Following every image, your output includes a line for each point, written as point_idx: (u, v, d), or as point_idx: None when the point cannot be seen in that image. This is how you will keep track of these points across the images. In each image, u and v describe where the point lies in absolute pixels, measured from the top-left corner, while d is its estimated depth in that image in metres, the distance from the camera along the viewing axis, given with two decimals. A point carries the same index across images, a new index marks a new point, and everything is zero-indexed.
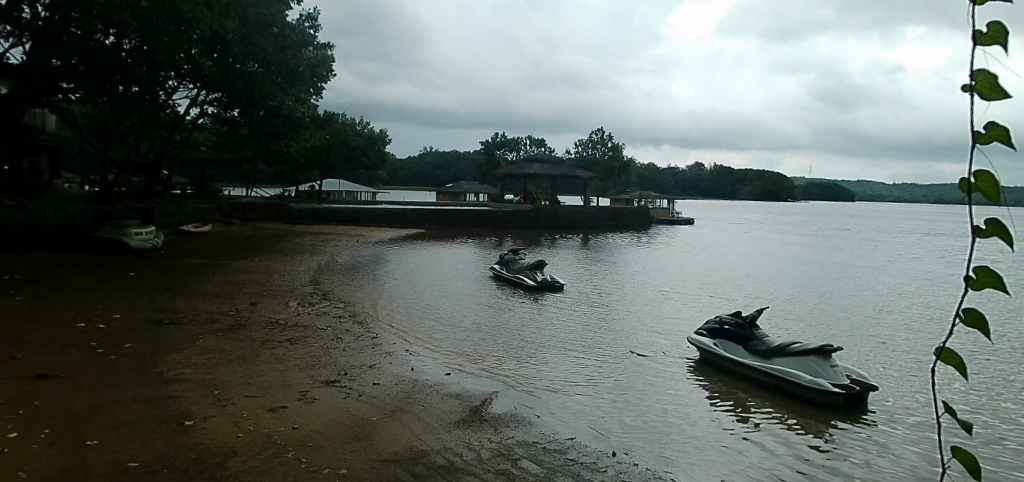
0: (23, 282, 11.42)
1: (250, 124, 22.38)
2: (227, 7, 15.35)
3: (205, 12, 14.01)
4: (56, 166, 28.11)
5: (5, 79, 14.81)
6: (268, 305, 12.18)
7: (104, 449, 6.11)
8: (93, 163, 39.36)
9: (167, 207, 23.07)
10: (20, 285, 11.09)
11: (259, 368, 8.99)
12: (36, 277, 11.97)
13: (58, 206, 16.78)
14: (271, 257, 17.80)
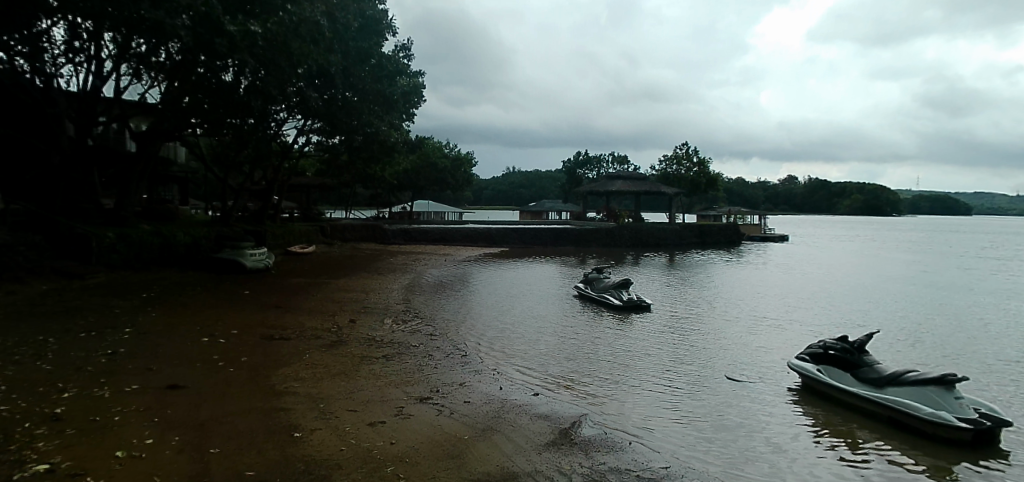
0: (161, 299, 12.70)
1: (348, 150, 23.79)
2: (331, 42, 16.51)
3: (311, 48, 15.07)
4: (185, 194, 31.28)
5: (145, 117, 16.68)
6: (366, 321, 12.76)
7: (225, 457, 6.56)
8: (213, 191, 43.47)
9: (277, 229, 24.94)
10: (158, 302, 12.33)
11: (358, 383, 9.38)
12: (170, 294, 13.27)
13: (186, 231, 18.58)
14: (368, 276, 18.71)
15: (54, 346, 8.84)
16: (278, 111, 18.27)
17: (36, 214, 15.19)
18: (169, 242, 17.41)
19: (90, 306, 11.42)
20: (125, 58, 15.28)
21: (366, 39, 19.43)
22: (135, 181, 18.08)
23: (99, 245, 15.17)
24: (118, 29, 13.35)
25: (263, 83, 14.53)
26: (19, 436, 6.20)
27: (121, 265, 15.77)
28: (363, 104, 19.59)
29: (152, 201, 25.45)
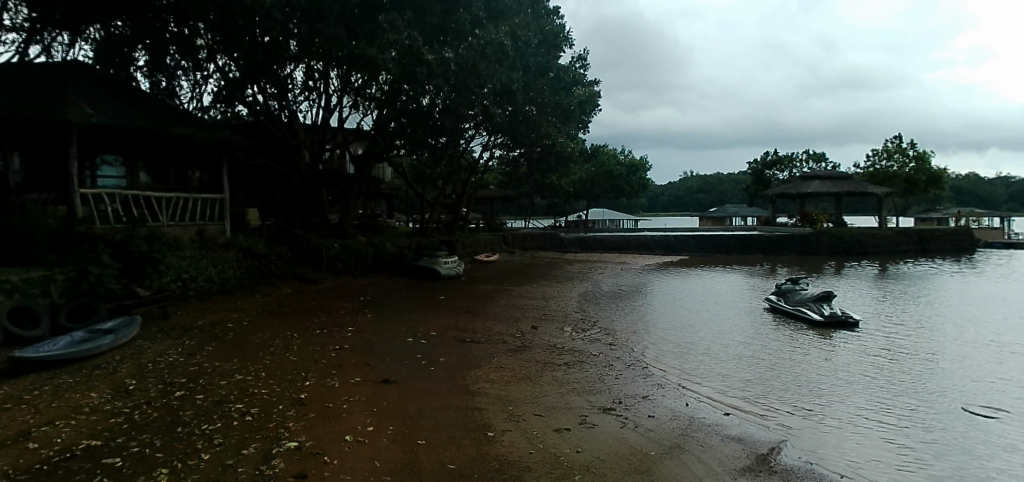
0: (374, 302, 14.41)
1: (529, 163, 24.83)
2: (514, 60, 17.50)
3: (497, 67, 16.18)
4: (391, 209, 35.36)
5: (360, 141, 19.13)
6: (547, 328, 13.06)
7: (430, 449, 7.12)
8: (410, 205, 48.33)
9: (466, 239, 26.93)
10: (372, 305, 14.02)
11: (543, 389, 9.60)
12: (382, 298, 15.02)
13: (394, 241, 20.95)
14: (547, 284, 19.29)
15: (296, 341, 10.45)
16: (467, 130, 19.70)
17: (282, 228, 18.20)
18: (380, 251, 19.74)
19: (322, 307, 13.33)
20: (345, 92, 17.68)
21: (546, 54, 20.28)
22: (354, 198, 20.78)
23: (327, 254, 17.66)
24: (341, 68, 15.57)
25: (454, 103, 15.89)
26: (276, 415, 7.40)
27: (345, 272, 18.17)
28: (541, 116, 20.32)
29: (362, 215, 29.02)
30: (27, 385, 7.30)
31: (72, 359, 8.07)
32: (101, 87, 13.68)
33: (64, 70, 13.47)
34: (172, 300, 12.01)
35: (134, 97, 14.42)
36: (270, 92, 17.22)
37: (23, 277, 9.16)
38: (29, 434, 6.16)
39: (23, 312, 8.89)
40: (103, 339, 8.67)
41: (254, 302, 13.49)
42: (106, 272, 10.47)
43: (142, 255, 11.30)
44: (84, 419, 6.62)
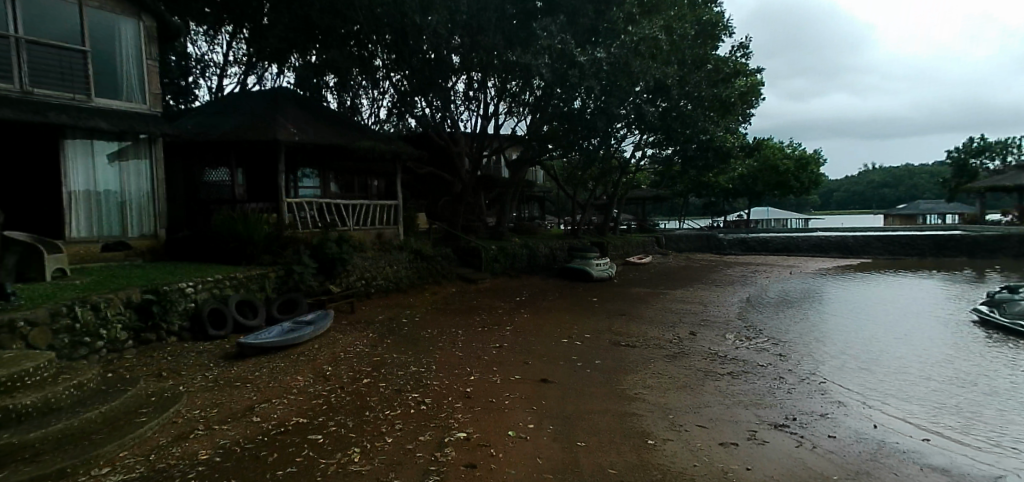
0: (530, 302, 14.84)
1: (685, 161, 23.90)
2: (666, 55, 17.82)
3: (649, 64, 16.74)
4: (543, 211, 36.24)
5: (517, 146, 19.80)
6: (707, 335, 12.43)
7: (590, 451, 7.09)
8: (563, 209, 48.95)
9: (617, 241, 26.67)
10: (528, 305, 14.44)
11: (705, 398, 9.12)
12: (537, 298, 15.41)
13: (546, 244, 21.41)
14: (706, 287, 18.39)
15: (461, 337, 11.09)
16: (620, 130, 19.37)
17: (445, 230, 19.40)
18: (533, 253, 20.30)
19: (482, 306, 14.02)
20: (500, 98, 18.38)
21: (702, 46, 20.02)
22: (510, 201, 21.53)
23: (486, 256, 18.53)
24: (499, 78, 16.89)
25: (605, 106, 16.36)
26: (446, 406, 7.89)
27: (502, 272, 18.86)
28: (697, 111, 19.51)
29: (515, 218, 29.96)
30: (252, 367, 8.57)
31: (284, 346, 9.31)
32: (298, 107, 15.69)
33: (271, 95, 15.69)
34: (357, 296, 13.41)
35: (323, 115, 16.31)
36: (435, 104, 18.23)
37: (246, 275, 10.83)
38: (254, 408, 7.20)
39: (245, 304, 10.46)
40: (306, 330, 9.89)
41: (425, 300, 14.56)
42: (307, 270, 11.99)
43: (334, 256, 12.71)
44: (294, 399, 7.60)
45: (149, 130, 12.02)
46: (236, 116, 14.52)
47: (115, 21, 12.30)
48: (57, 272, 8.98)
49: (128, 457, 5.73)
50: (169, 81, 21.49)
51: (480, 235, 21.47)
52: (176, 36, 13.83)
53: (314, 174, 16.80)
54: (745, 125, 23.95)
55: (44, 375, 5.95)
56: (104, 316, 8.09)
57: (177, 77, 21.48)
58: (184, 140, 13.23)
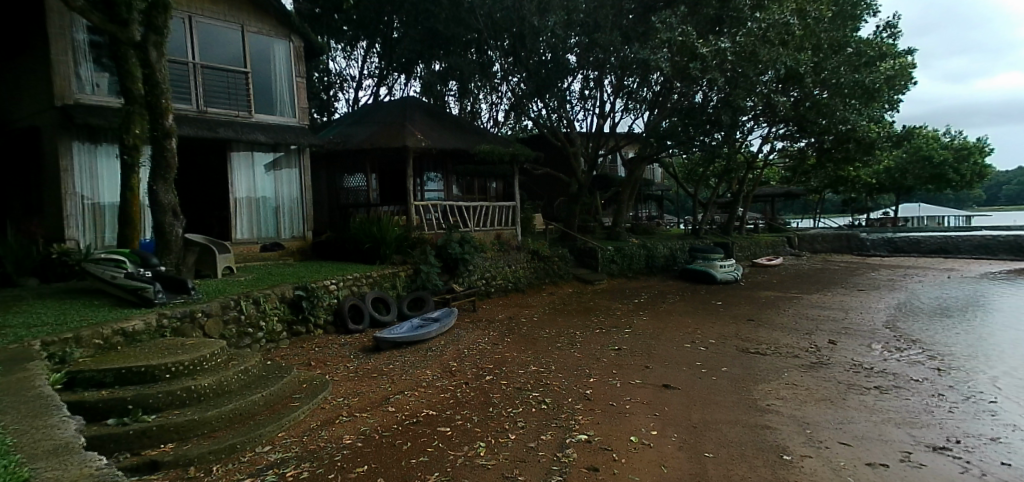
0: (649, 304, 14.47)
1: (819, 155, 22.06)
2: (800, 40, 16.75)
3: (780, 50, 15.59)
4: (661, 210, 35.22)
5: (635, 144, 19.43)
6: (850, 345, 11.36)
7: (719, 463, 6.69)
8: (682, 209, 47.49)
9: (743, 241, 25.21)
10: (648, 307, 14.08)
11: (848, 414, 8.30)
12: (656, 300, 14.98)
13: (666, 244, 20.76)
14: (846, 292, 16.80)
15: (580, 338, 11.06)
16: (746, 123, 18.35)
17: (562, 231, 19.47)
18: (652, 253, 19.80)
19: (600, 307, 13.89)
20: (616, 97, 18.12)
21: (841, 29, 18.56)
22: (627, 200, 21.12)
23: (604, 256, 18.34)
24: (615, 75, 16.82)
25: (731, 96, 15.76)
26: (567, 407, 7.88)
27: (619, 273, 18.56)
28: (835, 99, 17.98)
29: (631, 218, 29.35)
30: (386, 359, 9.16)
31: (414, 341, 9.86)
32: (424, 114, 16.57)
33: (399, 105, 16.72)
34: (478, 295, 13.90)
35: (446, 120, 17.07)
36: (551, 105, 18.33)
37: (380, 273, 11.61)
38: (390, 399, 7.67)
39: (379, 301, 11.22)
40: (433, 326, 10.39)
41: (543, 301, 14.71)
42: (433, 269, 12.61)
43: (457, 257, 13.23)
44: (425, 392, 8.01)
45: (298, 141, 13.21)
46: (369, 125, 15.55)
47: (269, 44, 13.67)
48: (226, 269, 10.14)
49: (285, 437, 6.33)
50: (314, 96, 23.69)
51: (595, 236, 21.29)
52: (317, 56, 15.15)
53: (439, 177, 17.51)
54: (893, 113, 21.63)
55: (218, 360, 6.73)
56: (264, 309, 9.01)
57: (320, 92, 23.62)
58: (325, 149, 14.41)
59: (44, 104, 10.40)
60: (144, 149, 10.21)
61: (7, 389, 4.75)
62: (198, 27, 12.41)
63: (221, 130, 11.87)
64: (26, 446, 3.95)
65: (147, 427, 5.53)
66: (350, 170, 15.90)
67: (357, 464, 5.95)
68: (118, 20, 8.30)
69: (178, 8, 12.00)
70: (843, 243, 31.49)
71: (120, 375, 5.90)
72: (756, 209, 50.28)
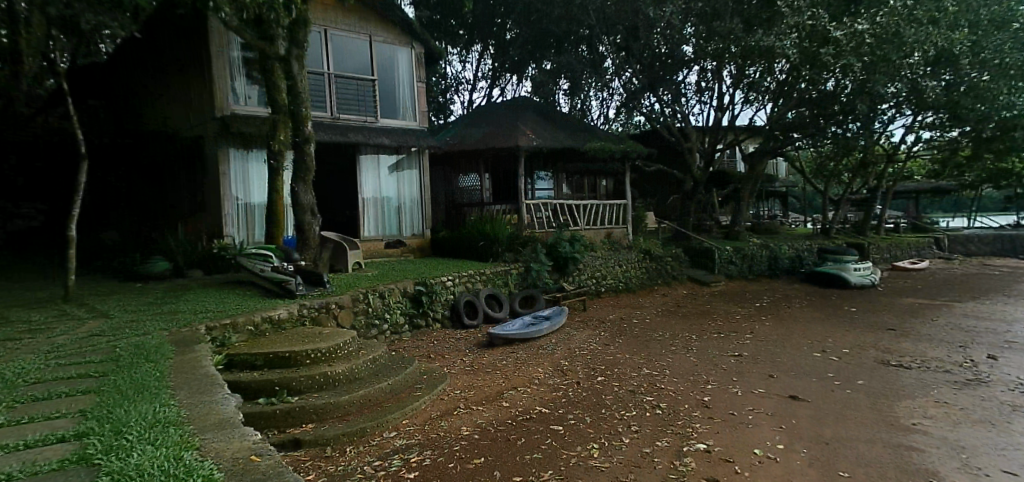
0: (771, 308, 13.59)
1: (974, 145, 19.52)
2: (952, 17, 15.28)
3: (928, 29, 14.30)
4: (785, 208, 32.95)
5: (757, 137, 18.46)
6: (1017, 362, 9.92)
7: None
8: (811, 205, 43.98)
9: (880, 242, 22.91)
10: (770, 311, 13.21)
11: (1015, 439, 7.20)
12: (779, 305, 14.02)
13: (790, 244, 19.40)
14: (1011, 302, 14.67)
15: (696, 342, 10.62)
16: (886, 111, 16.88)
17: (675, 229, 18.85)
18: (774, 253, 18.60)
19: (717, 310, 13.27)
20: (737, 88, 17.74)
21: None
22: (746, 198, 19.92)
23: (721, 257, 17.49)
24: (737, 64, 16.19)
25: (869, 82, 14.87)
26: (683, 414, 7.56)
27: (737, 275, 17.58)
28: (997, 82, 15.94)
29: (750, 217, 27.73)
30: (500, 354, 9.36)
31: (525, 338, 10.01)
32: (537, 114, 16.78)
33: (512, 105, 17.06)
34: (588, 294, 13.88)
35: (558, 119, 17.17)
36: (665, 99, 18.21)
37: (493, 271, 11.89)
38: (504, 394, 7.83)
39: (492, 298, 11.60)
40: (543, 324, 10.47)
41: (655, 302, 14.30)
42: (543, 268, 12.74)
43: (567, 256, 13.29)
44: (537, 389, 8.08)
45: (418, 143, 13.87)
46: (483, 127, 16.03)
47: (394, 51, 14.46)
48: (356, 264, 10.85)
49: (408, 425, 6.69)
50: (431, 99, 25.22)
51: (710, 235, 20.33)
52: (435, 61, 15.79)
53: (550, 176, 17.66)
54: None
55: (350, 349, 7.23)
56: (388, 302, 9.56)
57: (437, 96, 24.86)
58: (442, 151, 15.00)
59: (205, 115, 11.76)
60: (287, 153, 11.28)
61: (179, 366, 5.40)
62: (332, 39, 13.38)
63: (352, 135, 12.75)
64: (195, 417, 4.47)
65: (291, 408, 6.08)
66: (464, 171, 16.43)
67: (475, 456, 6.13)
68: (265, 36, 9.17)
69: (315, 23, 13.01)
70: (1005, 245, 27.54)
71: (269, 359, 6.52)
72: (895, 207, 45.52)
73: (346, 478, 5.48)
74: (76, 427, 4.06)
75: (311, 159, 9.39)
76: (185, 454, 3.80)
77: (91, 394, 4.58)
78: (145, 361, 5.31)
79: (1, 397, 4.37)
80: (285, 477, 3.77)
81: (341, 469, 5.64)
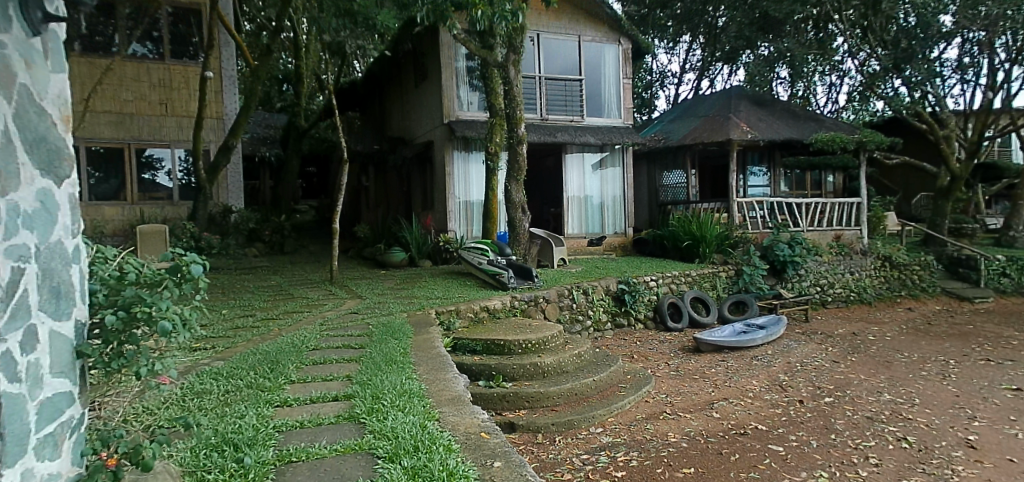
0: None
1: None
2: None
3: None
4: None
5: None
6: None
7: None
8: None
9: None
10: None
11: None
12: None
13: None
14: None
15: (954, 369, 8.90)
16: None
17: (924, 233, 16.12)
18: None
19: (984, 332, 10.94)
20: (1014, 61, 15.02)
21: None
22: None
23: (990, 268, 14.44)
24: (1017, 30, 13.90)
25: None
26: (939, 452, 6.29)
27: (1014, 290, 14.33)
28: None
29: None
30: (709, 361, 9.13)
31: (738, 346, 9.64)
32: (751, 104, 15.87)
33: (724, 97, 16.28)
34: (810, 304, 12.74)
35: (775, 108, 16.04)
36: (913, 80, 15.66)
37: (699, 273, 11.53)
38: (714, 404, 7.42)
39: (698, 301, 11.30)
40: (757, 334, 9.98)
41: (895, 318, 12.37)
42: (756, 272, 12.09)
43: (785, 260, 12.31)
44: (751, 403, 7.50)
45: (623, 141, 13.79)
46: (691, 123, 15.52)
47: (602, 49, 14.57)
48: (561, 260, 11.14)
49: (614, 423, 6.67)
50: (637, 95, 26.17)
51: (969, 242, 16.86)
52: (642, 55, 15.56)
53: (765, 172, 16.73)
54: None
55: (558, 341, 7.42)
56: (592, 300, 9.72)
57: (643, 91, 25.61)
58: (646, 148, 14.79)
59: (436, 120, 13.11)
60: (502, 154, 12.20)
61: (418, 345, 6.04)
62: (544, 42, 13.96)
63: (559, 134, 13.21)
64: (433, 392, 4.90)
65: (506, 392, 6.47)
66: (669, 167, 15.99)
67: (684, 464, 5.79)
68: (486, 45, 9.94)
69: (529, 28, 13.69)
70: None
71: (487, 346, 7.02)
72: None
73: (557, 466, 5.63)
74: (347, 389, 4.76)
75: (523, 158, 9.95)
76: (428, 423, 4.17)
77: (354, 363, 5.34)
78: (392, 338, 6.06)
79: (294, 358, 5.33)
80: (512, 457, 3.87)
81: (552, 457, 5.81)
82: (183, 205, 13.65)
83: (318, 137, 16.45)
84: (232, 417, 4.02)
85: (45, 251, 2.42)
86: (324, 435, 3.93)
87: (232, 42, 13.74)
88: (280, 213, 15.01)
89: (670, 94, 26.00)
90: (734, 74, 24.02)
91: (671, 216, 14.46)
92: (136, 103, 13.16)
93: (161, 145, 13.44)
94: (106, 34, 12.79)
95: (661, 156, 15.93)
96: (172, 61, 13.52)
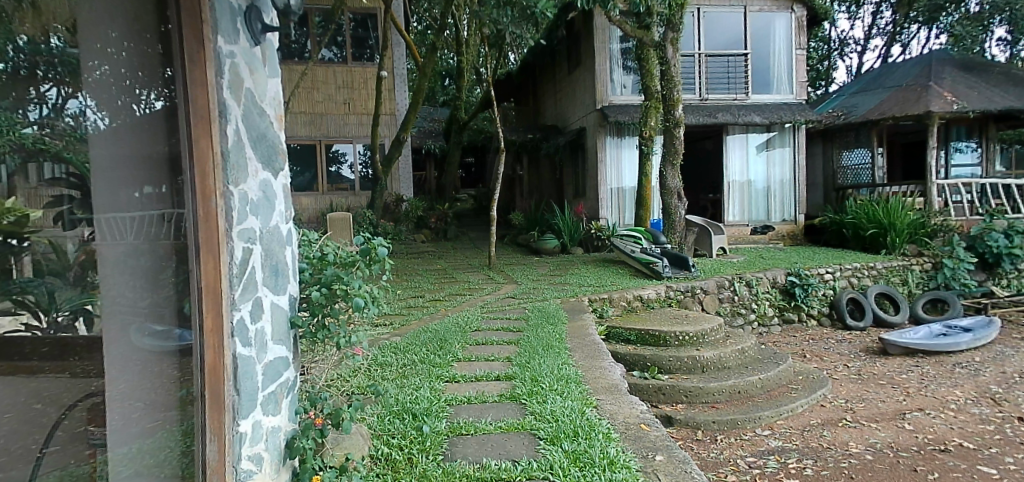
0: None
1: None
2: None
3: None
4: None
5: None
6: None
7: None
8: None
9: None
10: None
11: None
12: None
13: None
14: None
15: None
16: None
17: None
18: None
19: None
20: None
21: None
22: None
23: None
24: None
25: None
26: None
27: None
28: None
29: None
30: (899, 365, 8.05)
31: (935, 351, 8.37)
32: (958, 68, 13.61)
33: (922, 62, 14.14)
34: None
35: (992, 71, 13.62)
36: None
37: (886, 265, 10.19)
38: (906, 415, 6.49)
39: (885, 297, 10.01)
40: (961, 338, 8.58)
41: None
42: (959, 266, 10.42)
43: (999, 252, 10.41)
44: (955, 417, 6.44)
45: (794, 118, 12.48)
46: (879, 94, 13.72)
47: (772, 19, 13.36)
48: (719, 249, 10.63)
49: (783, 426, 6.13)
50: (809, 67, 23.64)
51: None
52: (819, 23, 14.02)
53: (975, 148, 14.28)
54: None
55: (719, 335, 6.96)
56: (756, 292, 9.02)
57: (816, 64, 23.27)
58: (821, 126, 13.33)
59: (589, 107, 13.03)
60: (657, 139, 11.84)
61: (573, 331, 6.05)
62: (706, 17, 13.15)
63: (721, 114, 12.31)
64: (590, 379, 4.87)
65: (662, 385, 6.25)
66: (850, 146, 14.31)
67: (868, 478, 5.11)
68: (643, 25, 9.70)
69: (690, 3, 13.00)
70: None
71: (641, 336, 6.85)
72: None
73: (719, 466, 5.32)
74: (508, 370, 4.92)
75: (679, 141, 9.53)
76: (587, 409, 4.13)
77: (514, 345, 5.52)
78: (548, 324, 6.16)
79: (460, 338, 5.63)
80: (675, 453, 3.67)
81: (713, 457, 5.50)
82: (363, 194, 15.14)
83: (476, 128, 17.31)
84: (409, 389, 4.36)
85: (267, 235, 2.75)
86: (489, 412, 4.09)
87: (403, 42, 14.86)
88: (443, 202, 16.07)
89: (851, 65, 23.24)
90: (935, 36, 20.69)
91: (850, 201, 12.93)
92: (325, 104, 14.83)
93: (345, 142, 15.05)
94: (302, 43, 14.50)
95: (841, 133, 14.30)
96: (354, 63, 14.99)
